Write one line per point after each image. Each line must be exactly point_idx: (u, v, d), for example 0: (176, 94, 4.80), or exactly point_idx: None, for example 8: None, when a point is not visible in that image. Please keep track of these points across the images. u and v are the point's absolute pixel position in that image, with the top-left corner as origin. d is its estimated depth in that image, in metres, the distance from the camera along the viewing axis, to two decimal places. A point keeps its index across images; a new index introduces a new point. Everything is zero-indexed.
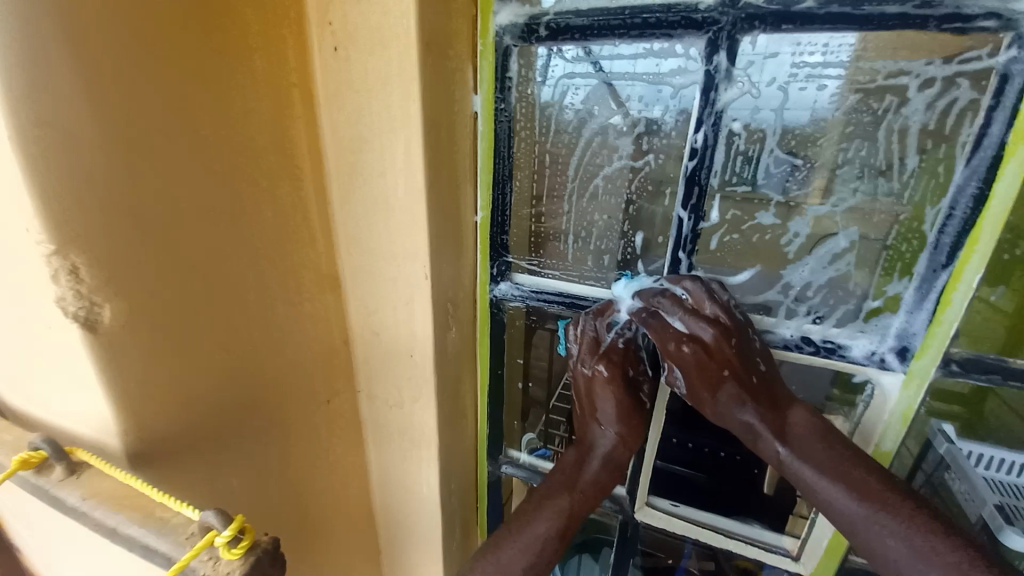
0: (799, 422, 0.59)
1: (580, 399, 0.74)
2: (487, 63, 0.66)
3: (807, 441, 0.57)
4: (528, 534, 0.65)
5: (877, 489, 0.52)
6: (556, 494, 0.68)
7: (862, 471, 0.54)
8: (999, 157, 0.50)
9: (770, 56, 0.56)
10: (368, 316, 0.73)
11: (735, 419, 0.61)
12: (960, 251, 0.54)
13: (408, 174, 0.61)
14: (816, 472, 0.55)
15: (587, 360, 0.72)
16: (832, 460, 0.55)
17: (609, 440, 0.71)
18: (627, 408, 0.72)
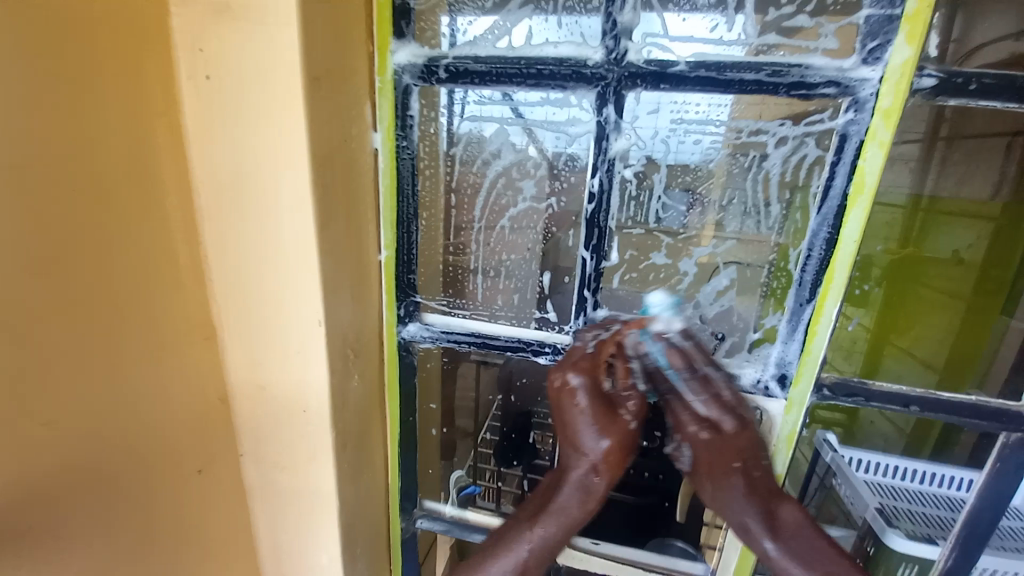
0: (787, 517, 0.63)
1: (558, 417, 0.65)
2: (386, 101, 0.64)
3: (799, 540, 0.62)
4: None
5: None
6: (517, 530, 0.65)
7: (852, 574, 0.60)
8: (843, 206, 0.57)
9: (649, 111, 0.61)
10: (255, 371, 0.66)
11: (734, 512, 0.65)
12: (820, 286, 0.60)
13: (300, 217, 0.56)
14: (806, 570, 0.61)
15: (563, 372, 0.63)
16: (823, 562, 0.61)
17: (580, 462, 0.63)
18: (606, 424, 0.62)
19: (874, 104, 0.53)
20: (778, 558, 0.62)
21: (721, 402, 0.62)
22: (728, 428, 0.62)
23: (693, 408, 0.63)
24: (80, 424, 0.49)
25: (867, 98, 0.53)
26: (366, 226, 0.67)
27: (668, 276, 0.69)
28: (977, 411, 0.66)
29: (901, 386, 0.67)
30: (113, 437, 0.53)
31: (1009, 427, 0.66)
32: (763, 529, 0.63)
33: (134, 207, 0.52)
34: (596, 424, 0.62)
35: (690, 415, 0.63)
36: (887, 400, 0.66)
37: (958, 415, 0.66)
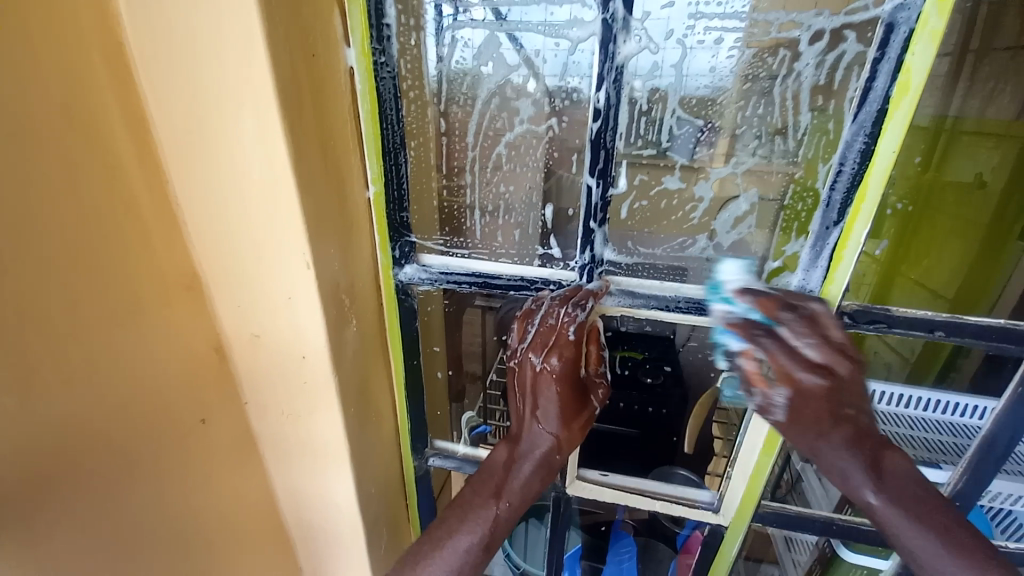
0: (894, 468, 0.61)
1: (523, 393, 0.68)
2: (358, 8, 0.56)
3: (899, 481, 0.60)
4: (450, 551, 0.61)
5: (964, 540, 0.57)
6: (483, 503, 0.64)
7: (959, 523, 0.58)
8: (883, 112, 0.50)
9: (662, 7, 0.53)
10: (245, 318, 0.63)
11: (836, 464, 0.60)
12: (850, 207, 0.54)
13: (268, 145, 0.51)
14: (908, 518, 0.59)
15: (536, 354, 0.67)
16: (919, 504, 0.59)
17: (538, 441, 0.67)
18: (569, 407, 0.67)
19: None
20: (882, 510, 0.59)
21: (827, 342, 0.55)
22: (843, 368, 0.55)
23: (798, 352, 0.55)
24: (62, 377, 0.47)
25: None
26: (349, 157, 0.62)
27: (680, 204, 0.64)
28: (1005, 335, 0.62)
29: (926, 312, 0.63)
30: (102, 387, 0.51)
31: None
32: (867, 479, 0.59)
33: (83, 142, 0.47)
34: (559, 407, 0.67)
35: (807, 371, 0.55)
36: (911, 327, 0.63)
37: (984, 339, 0.63)
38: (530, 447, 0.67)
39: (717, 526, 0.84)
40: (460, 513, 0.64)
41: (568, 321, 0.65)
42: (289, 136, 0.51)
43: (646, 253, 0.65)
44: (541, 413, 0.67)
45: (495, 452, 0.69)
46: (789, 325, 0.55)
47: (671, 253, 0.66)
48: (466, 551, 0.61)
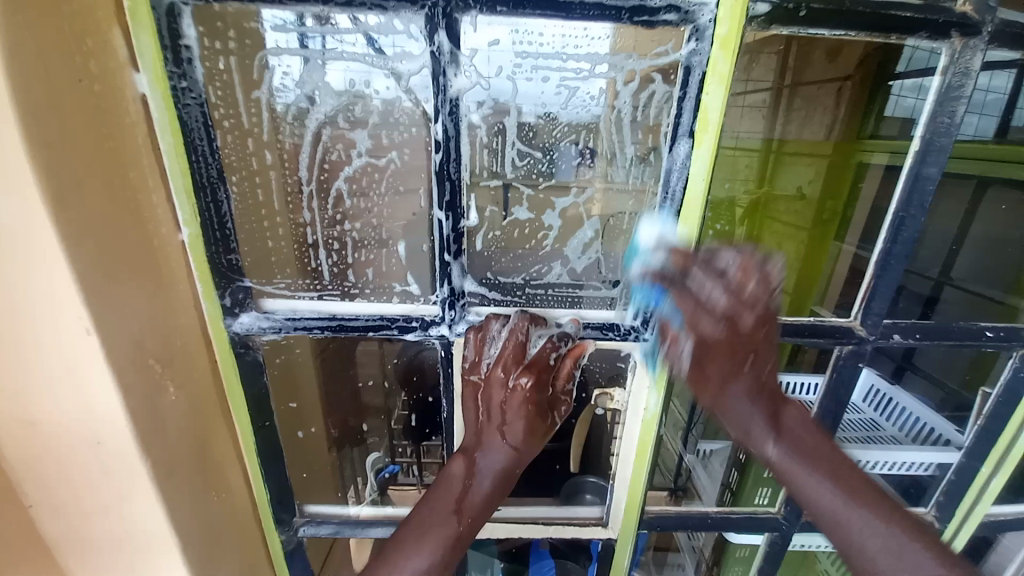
0: (791, 418, 0.68)
1: (488, 409, 0.64)
2: (145, 27, 0.48)
3: (796, 433, 0.67)
4: (407, 569, 0.57)
5: (844, 469, 0.65)
6: (443, 521, 0.60)
7: (846, 463, 0.65)
8: (693, 143, 0.54)
9: (489, 43, 0.52)
10: (11, 402, 0.49)
11: (739, 408, 0.67)
12: (674, 229, 0.59)
13: (5, 194, 0.39)
14: (806, 468, 0.65)
15: (512, 370, 0.63)
16: (810, 446, 0.66)
17: (495, 462, 0.63)
18: (537, 428, 0.65)
19: (713, 31, 0.50)
20: (782, 459, 0.66)
21: (738, 297, 0.57)
22: (746, 324, 0.59)
23: (710, 308, 0.58)
24: None
25: (707, 23, 0.50)
26: (148, 197, 0.52)
27: (532, 231, 0.66)
28: (816, 330, 0.72)
29: None
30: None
31: (841, 343, 0.73)
32: (769, 429, 0.67)
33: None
34: (526, 427, 0.64)
35: (712, 319, 0.58)
36: None
37: (800, 336, 0.72)
38: (489, 464, 0.64)
39: (608, 540, 0.85)
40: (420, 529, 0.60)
41: (552, 348, 0.63)
42: (49, 184, 0.40)
43: (505, 283, 0.65)
44: (508, 430, 0.64)
45: (451, 465, 0.64)
46: (671, 283, 0.60)
47: (530, 279, 0.66)
48: (426, 570, 0.58)
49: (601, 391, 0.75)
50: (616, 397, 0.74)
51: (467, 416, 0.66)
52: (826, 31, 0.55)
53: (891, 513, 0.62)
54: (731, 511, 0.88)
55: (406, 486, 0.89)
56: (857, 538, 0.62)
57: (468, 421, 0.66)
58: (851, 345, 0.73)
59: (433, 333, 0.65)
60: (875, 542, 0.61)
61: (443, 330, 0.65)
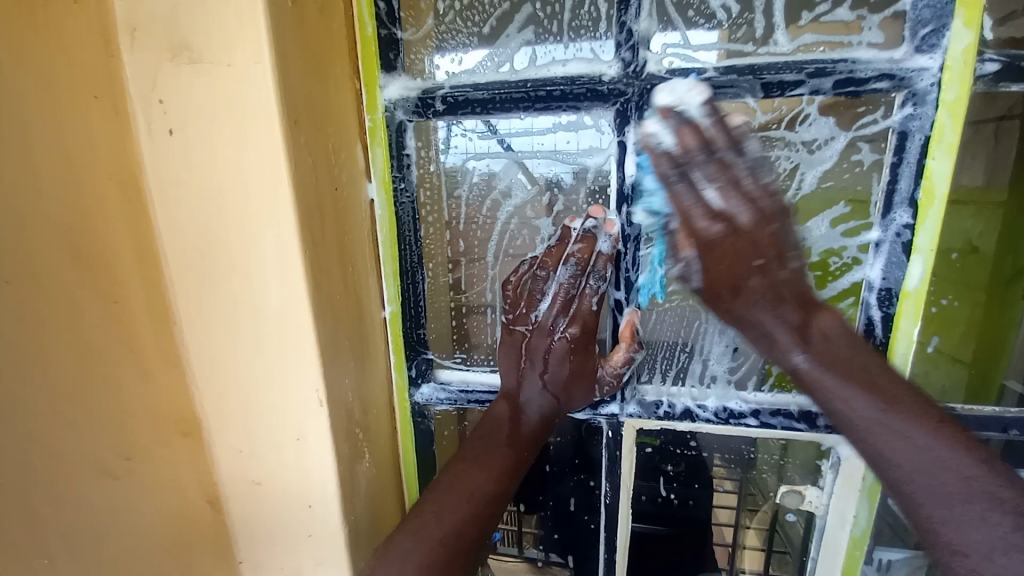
0: (904, 386, 0.49)
1: (531, 358, 0.61)
2: (379, 141, 0.58)
3: (911, 405, 0.48)
4: (472, 489, 0.55)
5: (964, 452, 0.46)
6: (499, 453, 0.57)
7: (957, 443, 0.47)
8: (913, 214, 0.50)
9: None
10: (245, 460, 0.55)
11: (824, 384, 0.51)
12: (895, 302, 0.52)
13: (285, 286, 0.48)
14: (908, 426, 0.48)
15: (560, 319, 0.59)
16: (922, 421, 0.48)
17: (540, 395, 0.60)
18: (583, 375, 0.59)
19: (938, 95, 0.47)
20: (865, 414, 0.50)
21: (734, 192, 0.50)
22: (745, 223, 0.51)
23: (701, 198, 0.51)
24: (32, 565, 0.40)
25: (928, 88, 0.47)
26: (367, 280, 0.60)
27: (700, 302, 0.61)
28: None
29: (994, 408, 0.61)
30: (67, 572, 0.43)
31: None
32: (870, 397, 0.49)
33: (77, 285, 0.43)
34: (569, 374, 0.59)
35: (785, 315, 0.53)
36: (982, 425, 0.61)
37: None
38: (533, 402, 0.60)
39: None
40: (465, 497, 0.54)
41: (591, 293, 0.58)
42: (309, 269, 0.48)
43: (679, 360, 0.62)
44: (550, 374, 0.60)
45: (495, 408, 0.60)
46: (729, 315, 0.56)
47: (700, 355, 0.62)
48: (493, 497, 0.55)
49: (790, 490, 0.66)
50: (809, 499, 0.65)
51: (504, 360, 0.61)
52: None
53: None
54: None
55: (506, 556, 0.82)
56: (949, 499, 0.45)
57: (505, 367, 0.62)
58: None
59: (603, 411, 0.63)
60: (924, 462, 0.46)
61: (613, 409, 0.62)
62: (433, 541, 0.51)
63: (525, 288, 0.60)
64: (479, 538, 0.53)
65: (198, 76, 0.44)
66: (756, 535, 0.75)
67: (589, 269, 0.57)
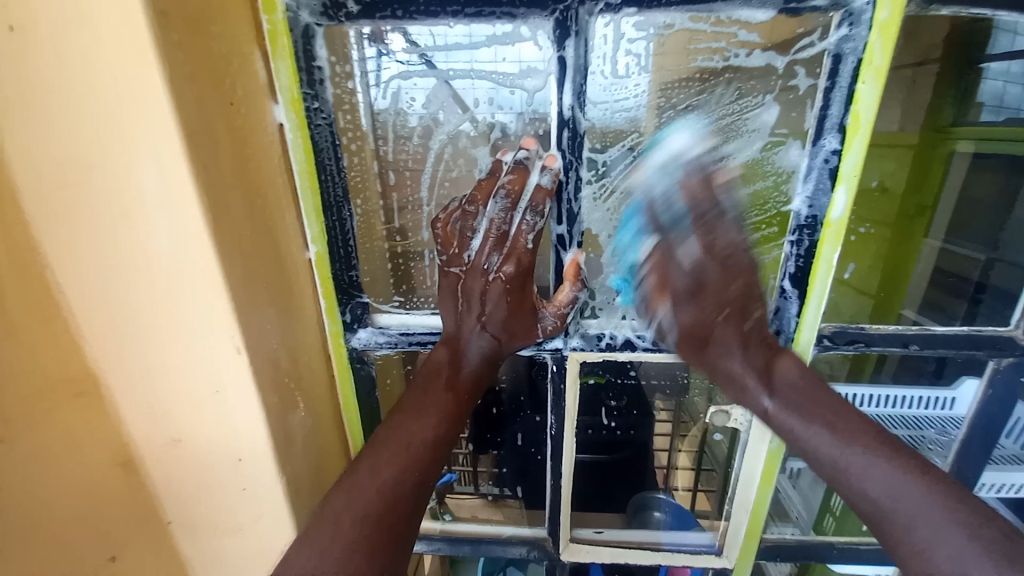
0: (787, 370, 0.57)
1: (465, 303, 0.58)
2: (284, 50, 0.49)
3: (795, 387, 0.56)
4: (414, 440, 0.53)
5: (845, 421, 0.54)
6: (437, 398, 0.56)
7: (832, 400, 0.55)
8: (841, 140, 0.50)
9: (614, 43, 0.50)
10: (161, 418, 0.49)
11: (726, 371, 0.59)
12: (820, 231, 0.54)
13: (179, 219, 0.40)
14: (803, 422, 0.55)
15: (493, 257, 0.56)
16: (807, 400, 0.56)
17: (480, 341, 0.59)
18: (520, 317, 0.58)
19: (872, 16, 0.46)
20: (776, 415, 0.57)
21: (710, 250, 0.55)
22: (714, 273, 0.56)
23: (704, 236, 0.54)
24: None
25: (862, 7, 0.46)
26: (283, 217, 0.53)
27: None
28: (974, 342, 0.63)
29: (898, 326, 0.63)
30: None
31: (999, 355, 0.64)
32: (758, 386, 0.57)
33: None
34: (507, 314, 0.58)
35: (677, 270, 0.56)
36: (887, 344, 0.62)
37: (956, 347, 0.63)
38: (472, 348, 0.59)
39: (724, 570, 0.76)
40: (400, 449, 0.52)
41: (527, 229, 0.54)
42: (205, 200, 0.41)
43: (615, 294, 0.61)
44: (487, 316, 0.58)
45: (434, 354, 0.58)
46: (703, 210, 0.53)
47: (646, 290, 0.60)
48: (432, 443, 0.54)
49: (717, 410, 0.70)
50: (735, 417, 0.69)
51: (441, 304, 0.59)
52: (989, 11, 0.49)
53: (903, 461, 0.50)
54: (858, 542, 0.77)
55: (463, 495, 0.84)
56: (855, 483, 0.51)
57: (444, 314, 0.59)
58: (1012, 358, 0.64)
59: (547, 346, 0.62)
60: (843, 457, 0.52)
61: (557, 343, 0.62)
62: (370, 504, 0.48)
63: (455, 227, 0.56)
64: (420, 486, 0.52)
65: None
66: (688, 456, 0.84)
67: (519, 204, 0.53)
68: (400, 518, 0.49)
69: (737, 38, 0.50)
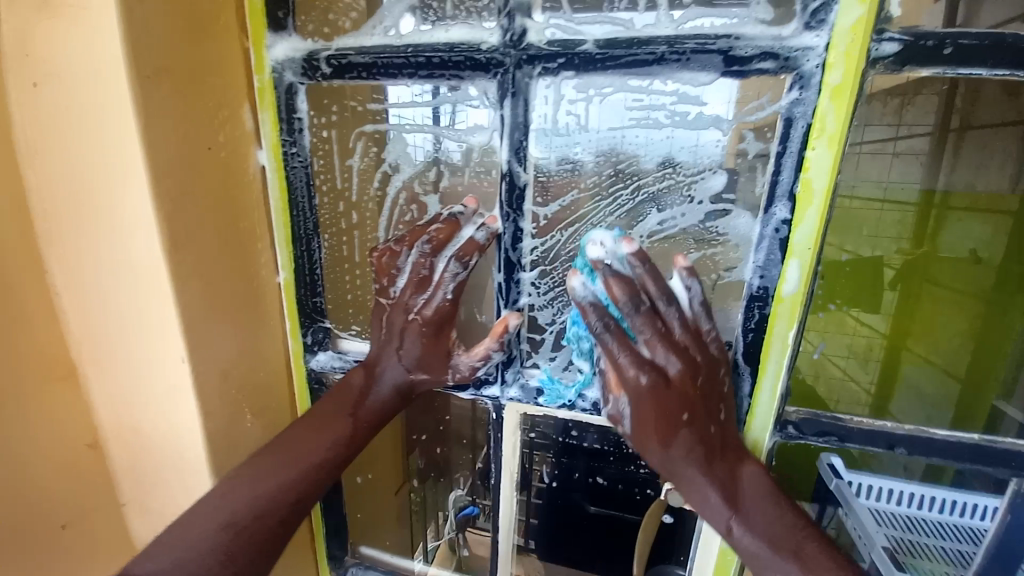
0: (749, 481, 0.50)
1: (387, 334, 0.60)
2: (268, 102, 0.57)
3: (760, 505, 0.49)
4: (301, 459, 0.56)
5: (819, 556, 0.46)
6: (338, 422, 0.59)
7: (796, 525, 0.48)
8: (792, 209, 0.47)
9: (557, 102, 0.51)
10: (125, 410, 0.56)
11: (684, 477, 0.50)
12: (770, 305, 0.50)
13: (144, 242, 0.48)
14: (772, 552, 0.47)
15: (416, 299, 0.58)
16: (774, 524, 0.48)
17: (396, 373, 0.61)
18: (435, 359, 0.60)
19: (822, 78, 0.43)
20: (745, 538, 0.48)
21: (669, 340, 0.49)
22: (677, 369, 0.49)
23: (663, 331, 0.50)
24: None
25: (813, 70, 0.43)
26: (255, 245, 0.60)
27: None
28: (984, 454, 0.52)
29: (885, 423, 0.54)
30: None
31: (1021, 473, 0.52)
32: (723, 500, 0.49)
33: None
34: (422, 354, 0.60)
35: (631, 357, 0.49)
36: (867, 441, 0.54)
37: (957, 457, 0.53)
38: (388, 377, 0.61)
39: None
40: (288, 466, 0.56)
41: (447, 276, 0.56)
42: (166, 230, 0.47)
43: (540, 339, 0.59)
44: (404, 352, 0.60)
45: (352, 375, 0.62)
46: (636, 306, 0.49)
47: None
48: (318, 464, 0.57)
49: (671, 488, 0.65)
50: None
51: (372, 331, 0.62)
52: (984, 71, 0.42)
53: None
54: None
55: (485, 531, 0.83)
56: None
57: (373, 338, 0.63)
58: None
59: (487, 392, 0.62)
60: None
61: (496, 390, 0.62)
62: (240, 511, 0.52)
63: (384, 262, 0.58)
64: (295, 505, 0.55)
65: (54, 23, 0.44)
66: None
67: (441, 250, 0.55)
68: (267, 538, 0.53)
69: (681, 100, 0.49)
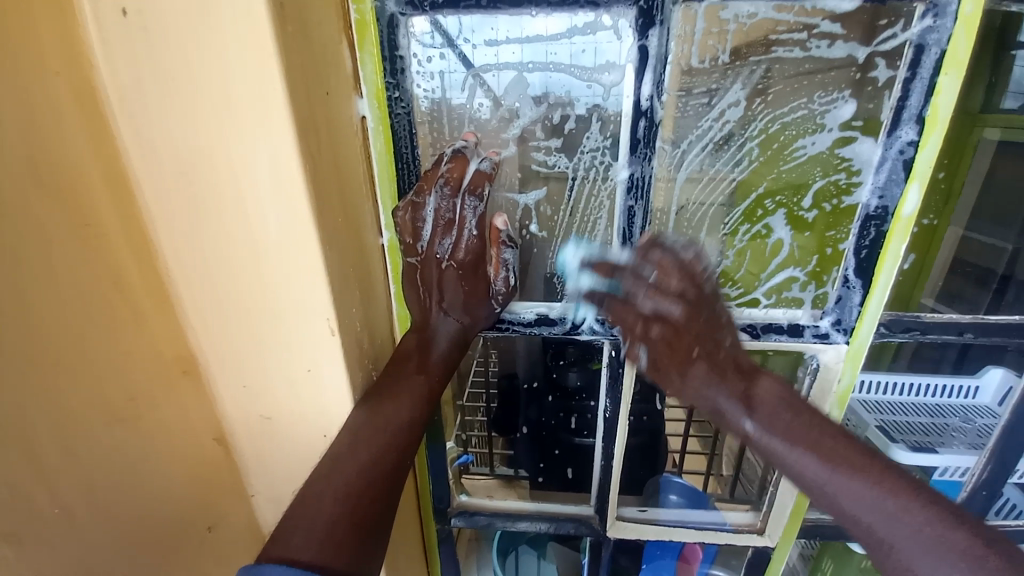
0: (767, 392, 0.51)
1: (426, 289, 0.58)
2: (371, 41, 0.50)
3: (776, 409, 0.50)
4: (386, 421, 0.50)
5: (844, 448, 0.47)
6: (410, 380, 0.54)
7: (837, 441, 0.47)
8: (919, 132, 0.51)
9: (694, 33, 0.51)
10: (253, 394, 0.52)
11: (697, 395, 0.54)
12: (887, 223, 0.55)
13: (285, 203, 0.42)
14: (788, 444, 0.48)
15: (445, 242, 0.56)
16: (793, 424, 0.49)
17: (449, 323, 0.58)
18: (472, 296, 0.59)
19: (957, 8, 0.46)
20: (761, 440, 0.50)
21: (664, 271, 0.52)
22: (676, 313, 0.52)
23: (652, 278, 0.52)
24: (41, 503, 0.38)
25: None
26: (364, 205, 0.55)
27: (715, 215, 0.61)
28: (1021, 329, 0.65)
29: (953, 315, 0.64)
30: (61, 516, 0.39)
31: None
32: (738, 407, 0.51)
33: (32, 199, 0.36)
34: (466, 296, 0.58)
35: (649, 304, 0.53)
36: (942, 331, 0.64)
37: (1008, 335, 0.65)
38: (442, 329, 0.58)
39: (764, 549, 0.79)
40: (381, 429, 0.49)
41: (466, 215, 0.54)
42: (308, 189, 0.42)
43: None
44: (447, 302, 0.58)
45: (406, 340, 0.58)
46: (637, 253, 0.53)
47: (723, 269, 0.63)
48: (408, 425, 0.51)
49: None
50: None
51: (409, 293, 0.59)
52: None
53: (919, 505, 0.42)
54: None
55: (478, 476, 0.88)
56: (851, 509, 0.44)
57: (412, 299, 0.59)
58: None
59: (610, 331, 0.63)
60: (874, 516, 0.43)
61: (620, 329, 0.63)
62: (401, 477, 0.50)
63: (406, 219, 0.55)
64: (396, 469, 0.49)
65: None
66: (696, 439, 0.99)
67: (462, 192, 0.54)
68: None
69: (818, 31, 0.50)
